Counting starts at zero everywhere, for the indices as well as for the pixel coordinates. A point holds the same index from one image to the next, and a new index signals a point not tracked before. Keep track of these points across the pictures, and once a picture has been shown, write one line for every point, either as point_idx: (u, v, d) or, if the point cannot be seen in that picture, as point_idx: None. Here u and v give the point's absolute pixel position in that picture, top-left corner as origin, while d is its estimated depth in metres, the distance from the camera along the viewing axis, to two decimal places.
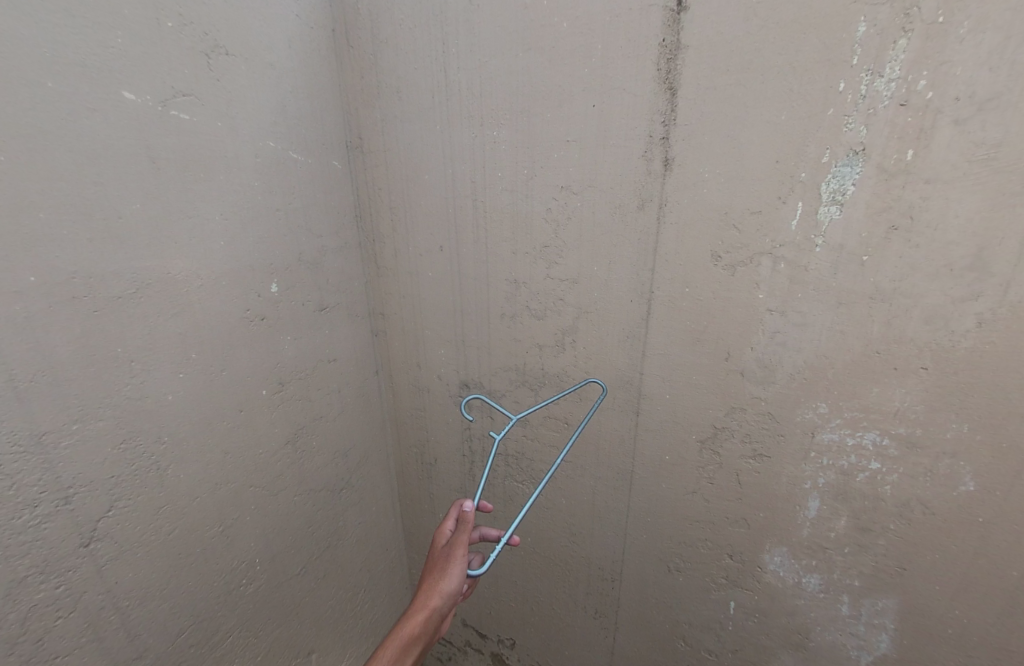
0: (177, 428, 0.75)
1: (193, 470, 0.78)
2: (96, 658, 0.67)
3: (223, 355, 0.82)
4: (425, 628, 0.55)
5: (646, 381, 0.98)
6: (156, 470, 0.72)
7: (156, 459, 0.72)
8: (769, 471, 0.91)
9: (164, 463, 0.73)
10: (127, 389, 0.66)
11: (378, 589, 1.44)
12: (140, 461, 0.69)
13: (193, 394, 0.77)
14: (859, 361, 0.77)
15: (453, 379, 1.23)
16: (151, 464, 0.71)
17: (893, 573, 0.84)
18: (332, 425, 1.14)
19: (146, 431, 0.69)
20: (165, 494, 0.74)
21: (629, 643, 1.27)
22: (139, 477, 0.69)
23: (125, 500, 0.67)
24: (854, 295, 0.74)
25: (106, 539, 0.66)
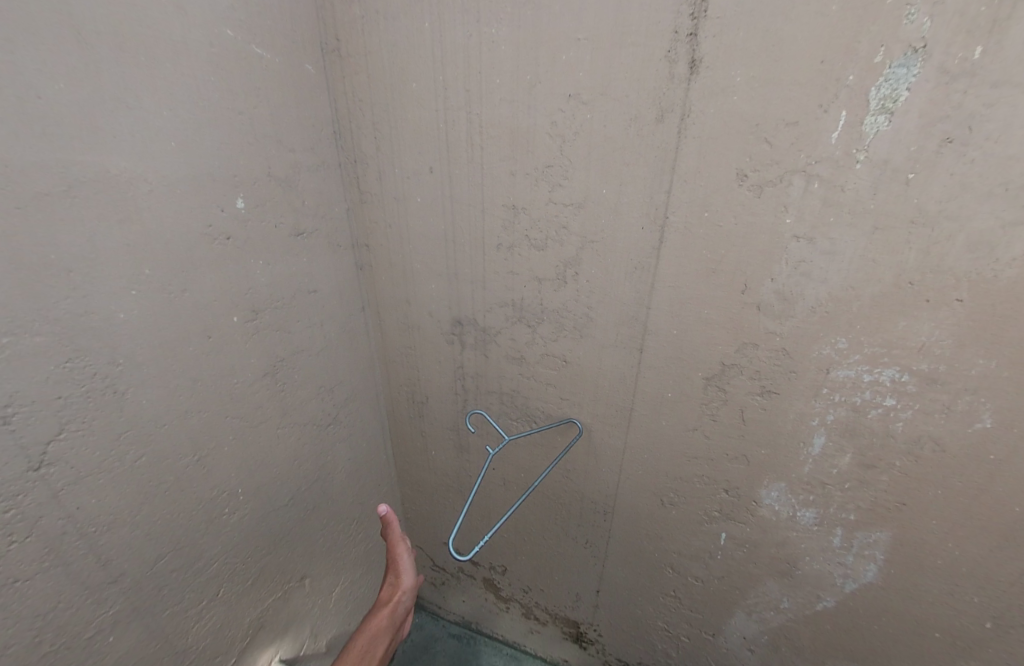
0: (133, 351, 0.67)
1: (157, 395, 0.72)
2: (64, 584, 0.64)
3: (182, 274, 0.73)
4: (388, 613, 0.79)
5: (652, 317, 0.90)
6: (114, 393, 0.65)
7: (112, 382, 0.65)
8: (776, 409, 0.87)
9: (123, 387, 0.66)
10: (67, 303, 0.57)
11: (370, 521, 1.44)
12: (92, 383, 0.62)
13: (149, 316, 0.69)
14: (889, 291, 0.71)
15: (445, 315, 1.12)
16: (105, 387, 0.64)
17: (891, 507, 0.86)
18: (314, 359, 1.07)
19: (97, 351, 0.62)
20: (126, 420, 0.68)
21: (619, 570, 1.28)
22: (93, 399, 0.62)
23: (78, 423, 0.61)
24: (894, 219, 0.66)
25: (62, 464, 0.60)
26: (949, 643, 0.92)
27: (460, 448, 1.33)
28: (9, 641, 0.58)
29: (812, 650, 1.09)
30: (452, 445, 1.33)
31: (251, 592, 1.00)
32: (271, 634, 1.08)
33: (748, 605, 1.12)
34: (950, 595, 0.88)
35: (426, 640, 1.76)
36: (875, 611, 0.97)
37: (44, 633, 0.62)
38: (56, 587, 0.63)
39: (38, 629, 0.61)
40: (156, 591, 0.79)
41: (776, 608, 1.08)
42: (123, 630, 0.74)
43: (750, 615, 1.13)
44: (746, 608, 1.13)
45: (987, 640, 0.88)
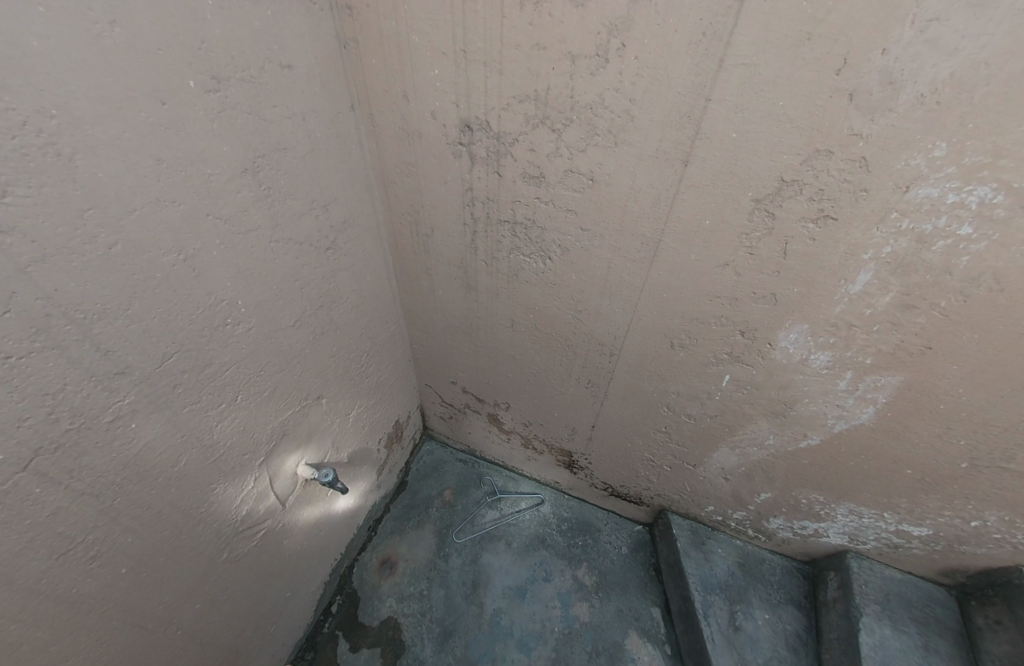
0: (66, 98, 0.48)
1: (118, 172, 0.56)
2: (66, 367, 0.57)
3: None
4: None
5: (709, 114, 0.69)
6: (57, 156, 0.49)
7: (50, 139, 0.47)
8: (827, 239, 0.77)
9: (68, 150, 0.49)
10: None
11: (383, 354, 1.49)
12: (21, 133, 0.45)
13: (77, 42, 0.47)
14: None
15: (452, 121, 0.91)
16: (45, 139, 0.47)
17: (914, 352, 0.83)
18: (302, 163, 0.89)
19: (13, 84, 0.43)
20: (84, 195, 0.53)
21: (616, 408, 1.36)
22: (31, 158, 0.46)
23: (22, 185, 0.46)
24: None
25: (17, 234, 0.47)
26: (916, 477, 1.01)
27: (468, 290, 1.29)
28: (23, 410, 0.53)
29: (783, 478, 1.22)
30: (460, 286, 1.29)
31: (270, 403, 1.00)
32: (296, 440, 1.13)
33: (733, 440, 1.21)
34: (939, 437, 0.91)
35: (436, 461, 2.03)
36: (857, 449, 1.04)
37: (61, 412, 0.58)
38: (59, 371, 0.56)
39: (51, 406, 0.56)
40: (172, 390, 0.75)
41: (760, 444, 1.18)
42: (148, 421, 0.71)
43: (733, 450, 1.24)
44: (730, 443, 1.23)
45: (956, 478, 0.96)
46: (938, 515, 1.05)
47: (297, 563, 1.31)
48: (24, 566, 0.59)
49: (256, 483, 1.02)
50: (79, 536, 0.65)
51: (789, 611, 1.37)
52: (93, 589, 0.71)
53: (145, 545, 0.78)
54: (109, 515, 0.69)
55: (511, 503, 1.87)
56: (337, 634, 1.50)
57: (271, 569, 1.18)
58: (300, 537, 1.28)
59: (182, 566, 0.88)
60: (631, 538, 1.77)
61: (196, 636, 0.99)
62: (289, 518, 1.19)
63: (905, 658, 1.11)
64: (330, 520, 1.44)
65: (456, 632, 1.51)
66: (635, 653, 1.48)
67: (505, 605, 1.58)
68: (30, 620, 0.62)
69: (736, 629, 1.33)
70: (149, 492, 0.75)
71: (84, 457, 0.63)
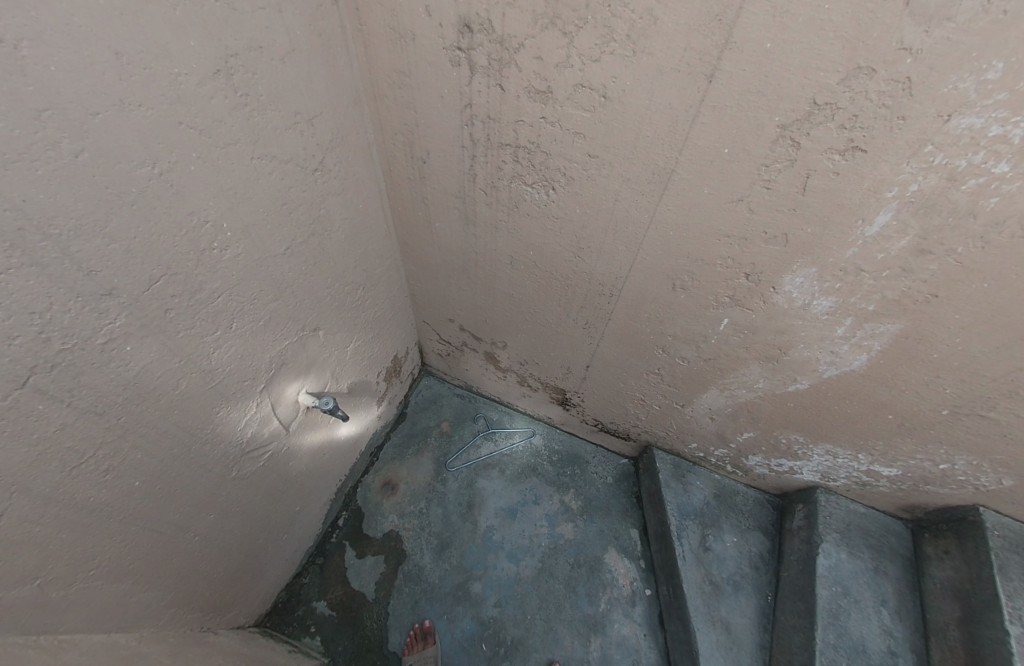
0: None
1: (70, 66, 0.49)
2: (48, 285, 0.55)
3: None
4: None
5: (743, 18, 0.60)
6: (2, 46, 0.42)
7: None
8: (852, 173, 0.71)
9: (13, 39, 0.43)
10: None
11: (379, 289, 1.47)
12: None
13: None
14: None
15: (448, 20, 0.79)
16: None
17: (919, 300, 0.81)
18: (280, 67, 0.79)
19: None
20: (36, 92, 0.47)
21: (612, 349, 1.37)
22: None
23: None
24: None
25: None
26: (895, 423, 1.05)
27: (466, 223, 1.23)
28: (11, 328, 0.52)
29: (767, 420, 1.27)
30: (458, 217, 1.23)
31: (266, 332, 1.00)
32: (295, 370, 1.15)
33: (724, 383, 1.24)
34: (926, 385, 0.93)
35: (434, 395, 2.10)
36: (844, 394, 1.06)
37: (51, 331, 0.57)
38: (43, 289, 0.55)
39: (39, 325, 0.56)
40: (162, 313, 0.73)
41: (749, 386, 1.20)
42: (142, 343, 0.71)
43: (722, 392, 1.28)
44: (720, 386, 1.26)
45: (933, 424, 0.99)
46: (910, 457, 1.11)
47: (305, 481, 1.41)
48: (41, 475, 0.62)
49: (258, 408, 1.06)
50: (88, 451, 0.69)
51: (755, 536, 1.51)
52: (111, 497, 0.76)
53: (155, 460, 0.82)
54: (116, 431, 0.72)
55: (505, 436, 1.97)
56: (344, 543, 1.66)
57: (279, 485, 1.28)
58: (305, 459, 1.36)
59: (194, 480, 0.95)
60: (616, 470, 1.89)
61: (215, 539, 1.10)
62: (293, 442, 1.25)
63: (857, 578, 1.25)
64: (333, 445, 1.52)
65: (452, 544, 1.68)
66: (613, 565, 1.65)
67: (497, 524, 1.73)
68: (54, 522, 0.67)
69: (706, 549, 1.48)
70: (152, 412, 0.78)
71: (82, 375, 0.64)
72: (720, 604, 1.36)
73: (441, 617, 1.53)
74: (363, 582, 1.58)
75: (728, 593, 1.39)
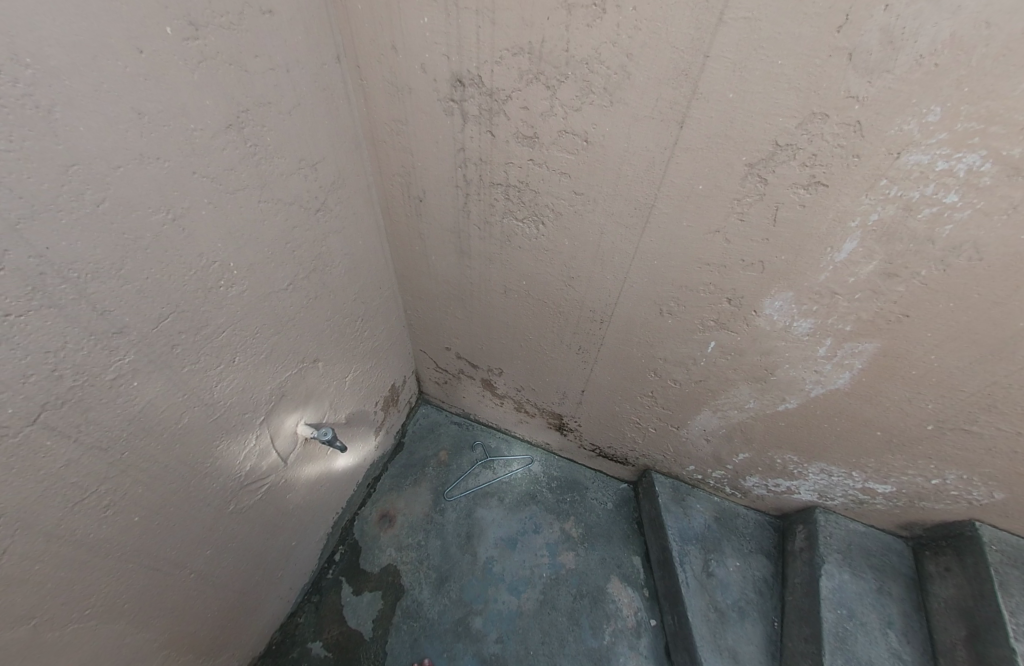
0: (41, 46, 0.46)
1: (97, 126, 0.54)
2: (63, 325, 0.58)
3: None
4: None
5: (708, 71, 0.67)
6: (37, 109, 0.47)
7: (28, 90, 0.46)
8: (817, 205, 0.77)
9: (47, 103, 0.48)
10: None
11: (377, 320, 1.50)
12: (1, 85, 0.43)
13: None
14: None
15: (443, 74, 0.87)
16: (24, 95, 0.46)
17: (891, 320, 0.85)
18: (288, 121, 0.86)
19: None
20: (66, 150, 0.52)
21: (605, 373, 1.39)
22: (12, 112, 0.45)
23: (4, 140, 0.45)
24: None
25: (5, 191, 0.46)
26: (885, 439, 1.07)
27: (461, 255, 1.29)
28: (26, 367, 0.55)
29: (761, 441, 1.29)
30: (453, 250, 1.28)
31: (267, 365, 1.02)
32: (294, 401, 1.16)
33: (716, 404, 1.26)
34: (908, 402, 0.96)
35: (432, 424, 2.10)
36: (833, 412, 1.08)
37: (63, 368, 0.60)
38: (59, 329, 0.57)
39: (53, 363, 0.58)
40: (169, 348, 0.76)
41: (740, 407, 1.23)
42: (148, 378, 0.73)
43: (714, 413, 1.30)
44: (713, 407, 1.28)
45: (920, 439, 1.02)
46: (903, 473, 1.12)
47: (301, 515, 1.39)
48: (44, 510, 0.63)
49: (258, 440, 1.07)
50: (92, 486, 0.69)
51: (758, 559, 1.48)
52: (109, 533, 0.76)
53: (154, 495, 0.82)
54: (118, 466, 0.73)
55: (503, 464, 1.96)
56: (341, 579, 1.61)
57: (276, 519, 1.26)
58: (302, 491, 1.34)
59: (191, 515, 0.94)
60: (616, 495, 1.87)
61: (210, 577, 1.07)
62: (290, 474, 1.25)
63: (861, 599, 1.22)
64: (330, 477, 1.50)
65: (451, 577, 1.63)
66: (616, 595, 1.60)
67: (496, 555, 1.69)
68: (52, 560, 0.67)
69: (709, 574, 1.45)
70: (154, 446, 0.79)
71: (90, 411, 0.65)
72: (726, 633, 1.33)
73: (441, 656, 1.47)
74: (360, 621, 1.52)
75: (735, 621, 1.35)
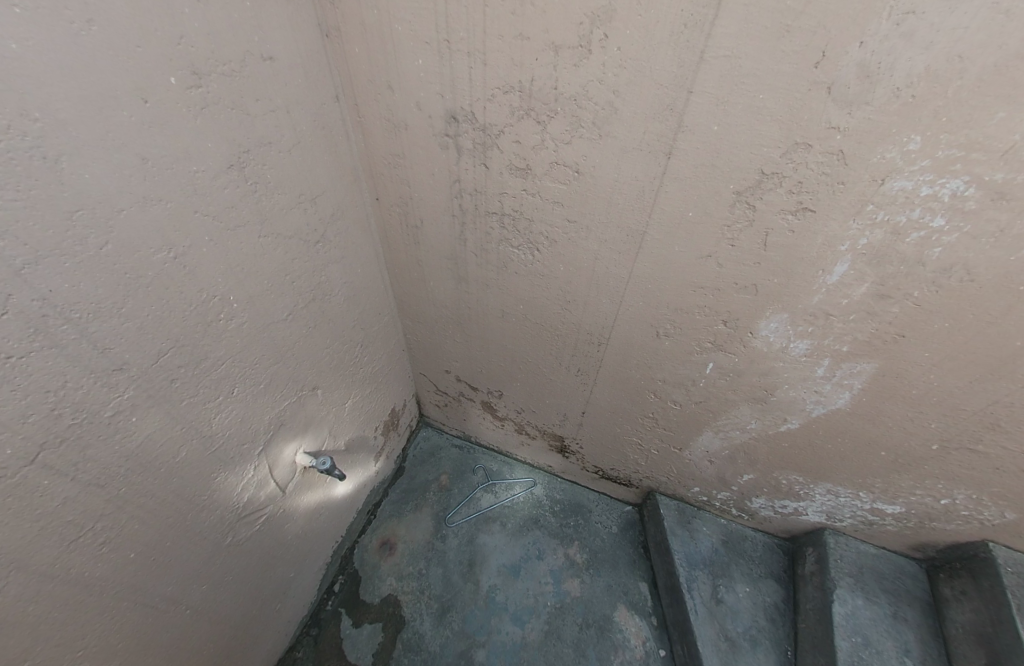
0: (49, 102, 0.48)
1: (102, 173, 0.56)
2: (64, 365, 0.59)
3: None
4: None
5: (692, 105, 0.70)
6: (43, 159, 0.49)
7: (36, 142, 0.48)
8: (806, 231, 0.78)
9: (54, 152, 0.50)
10: None
11: (376, 344, 1.51)
12: (7, 137, 0.45)
13: (56, 50, 0.47)
14: (1001, 67, 0.52)
15: (437, 111, 0.90)
16: (30, 148, 0.48)
17: (888, 340, 0.85)
18: (289, 158, 0.89)
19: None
20: (71, 197, 0.54)
21: (605, 395, 1.39)
22: (17, 162, 0.47)
23: (11, 189, 0.47)
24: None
25: (9, 237, 0.48)
26: (889, 459, 1.05)
27: (458, 281, 1.30)
28: (26, 407, 0.56)
29: (765, 461, 1.27)
30: (451, 276, 1.30)
31: (266, 395, 1.02)
32: (293, 430, 1.16)
33: (718, 425, 1.25)
34: (911, 421, 0.95)
35: (433, 447, 2.08)
36: (835, 432, 1.07)
37: (63, 407, 0.60)
38: (60, 368, 0.58)
39: (52, 403, 0.59)
40: (168, 383, 0.76)
41: (742, 428, 1.22)
42: (146, 414, 0.73)
43: (716, 434, 1.28)
44: (714, 428, 1.27)
45: (925, 459, 1.00)
46: (911, 493, 1.10)
47: (300, 545, 1.37)
48: (39, 551, 0.62)
49: (256, 471, 1.06)
50: (89, 524, 0.69)
51: (768, 584, 1.44)
52: (106, 571, 0.75)
53: (151, 531, 0.81)
54: (114, 503, 0.72)
55: (505, 487, 1.93)
56: (340, 610, 1.57)
57: (274, 551, 1.23)
58: (301, 520, 1.32)
59: (189, 550, 0.92)
60: (621, 518, 1.83)
61: (206, 614, 1.05)
62: (289, 504, 1.23)
63: (876, 626, 1.18)
64: (330, 505, 1.49)
65: (453, 607, 1.59)
66: (623, 624, 1.56)
67: (499, 582, 1.65)
68: (46, 601, 0.66)
69: (718, 601, 1.41)
70: (152, 481, 0.78)
71: (88, 449, 0.65)
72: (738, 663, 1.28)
73: None
74: (359, 654, 1.47)
75: (746, 650, 1.30)
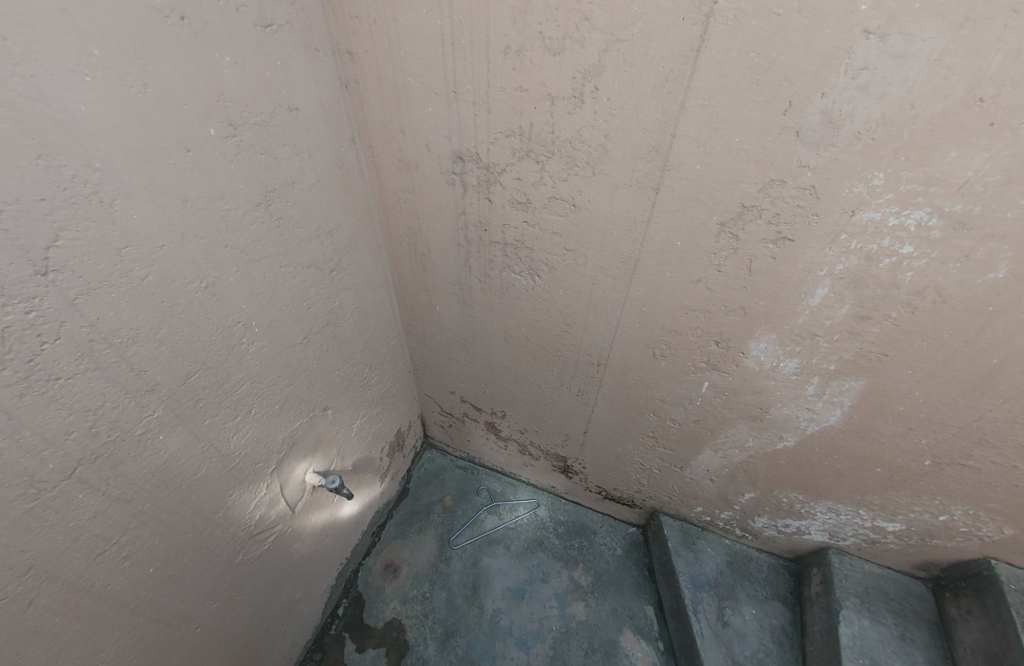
0: (109, 154, 0.56)
1: (148, 213, 0.63)
2: (104, 386, 0.64)
3: (142, 63, 0.57)
4: None
5: (676, 147, 0.77)
6: (100, 202, 0.57)
7: (95, 188, 0.55)
8: (787, 258, 0.84)
9: (109, 196, 0.57)
10: (12, 83, 0.45)
11: (383, 366, 1.55)
12: (72, 186, 0.53)
13: (115, 114, 0.55)
14: (948, 113, 0.59)
15: (445, 150, 0.99)
16: (89, 195, 0.55)
17: (872, 359, 0.90)
18: (310, 195, 0.97)
19: (65, 146, 0.51)
20: (121, 236, 0.60)
21: (606, 413, 1.41)
22: (78, 207, 0.54)
23: (71, 229, 0.54)
24: (994, 3, 0.49)
25: (67, 271, 0.55)
26: (886, 476, 1.07)
27: (463, 304, 1.36)
28: (68, 425, 0.60)
29: (765, 479, 1.28)
30: (456, 301, 1.36)
31: (280, 414, 1.07)
32: (303, 450, 1.19)
33: (717, 443, 1.28)
34: (901, 438, 0.98)
35: (437, 469, 2.09)
36: (831, 450, 1.10)
37: (100, 425, 0.65)
38: (100, 388, 0.64)
39: (91, 420, 0.64)
40: (193, 403, 0.81)
41: (741, 446, 1.24)
42: (172, 432, 0.78)
43: (716, 453, 1.31)
44: (713, 446, 1.29)
45: (921, 475, 1.02)
46: (910, 511, 1.11)
47: (306, 566, 1.37)
48: (69, 562, 0.66)
49: (268, 490, 1.09)
50: (114, 538, 0.72)
51: (775, 606, 1.42)
52: (126, 585, 0.77)
53: (169, 546, 0.84)
54: (138, 518, 0.76)
55: (509, 509, 1.93)
56: (344, 635, 1.55)
57: (281, 572, 1.24)
58: (307, 541, 1.33)
59: (202, 567, 0.94)
60: (625, 541, 1.82)
61: (214, 634, 1.05)
62: (297, 523, 1.25)
63: (884, 647, 1.16)
64: (336, 526, 1.50)
65: (457, 632, 1.56)
66: (630, 649, 1.52)
67: (504, 606, 1.63)
68: (70, 612, 0.68)
69: (725, 624, 1.38)
70: (173, 498, 0.82)
71: (118, 465, 0.70)
72: None
73: None
74: None
75: None
